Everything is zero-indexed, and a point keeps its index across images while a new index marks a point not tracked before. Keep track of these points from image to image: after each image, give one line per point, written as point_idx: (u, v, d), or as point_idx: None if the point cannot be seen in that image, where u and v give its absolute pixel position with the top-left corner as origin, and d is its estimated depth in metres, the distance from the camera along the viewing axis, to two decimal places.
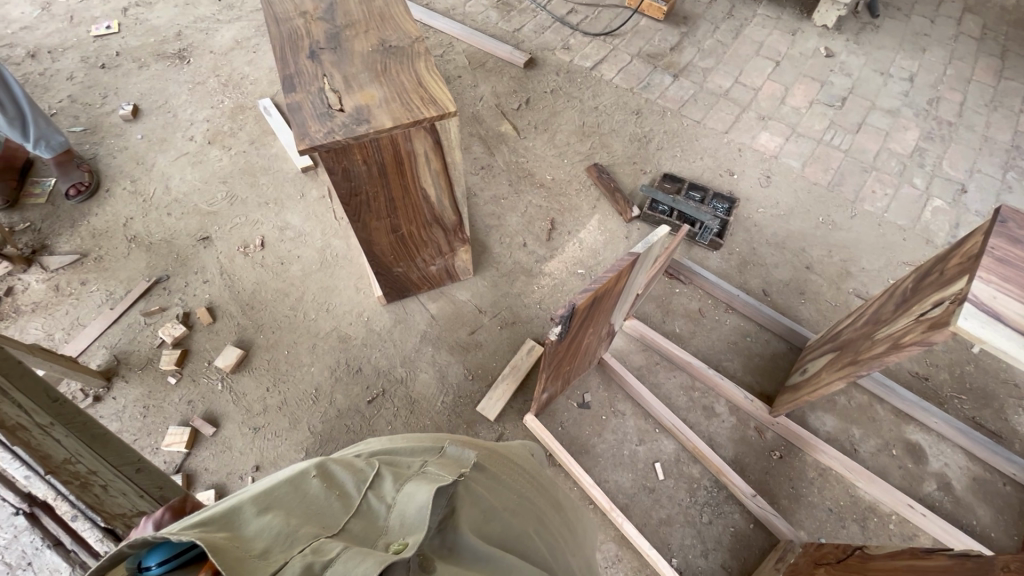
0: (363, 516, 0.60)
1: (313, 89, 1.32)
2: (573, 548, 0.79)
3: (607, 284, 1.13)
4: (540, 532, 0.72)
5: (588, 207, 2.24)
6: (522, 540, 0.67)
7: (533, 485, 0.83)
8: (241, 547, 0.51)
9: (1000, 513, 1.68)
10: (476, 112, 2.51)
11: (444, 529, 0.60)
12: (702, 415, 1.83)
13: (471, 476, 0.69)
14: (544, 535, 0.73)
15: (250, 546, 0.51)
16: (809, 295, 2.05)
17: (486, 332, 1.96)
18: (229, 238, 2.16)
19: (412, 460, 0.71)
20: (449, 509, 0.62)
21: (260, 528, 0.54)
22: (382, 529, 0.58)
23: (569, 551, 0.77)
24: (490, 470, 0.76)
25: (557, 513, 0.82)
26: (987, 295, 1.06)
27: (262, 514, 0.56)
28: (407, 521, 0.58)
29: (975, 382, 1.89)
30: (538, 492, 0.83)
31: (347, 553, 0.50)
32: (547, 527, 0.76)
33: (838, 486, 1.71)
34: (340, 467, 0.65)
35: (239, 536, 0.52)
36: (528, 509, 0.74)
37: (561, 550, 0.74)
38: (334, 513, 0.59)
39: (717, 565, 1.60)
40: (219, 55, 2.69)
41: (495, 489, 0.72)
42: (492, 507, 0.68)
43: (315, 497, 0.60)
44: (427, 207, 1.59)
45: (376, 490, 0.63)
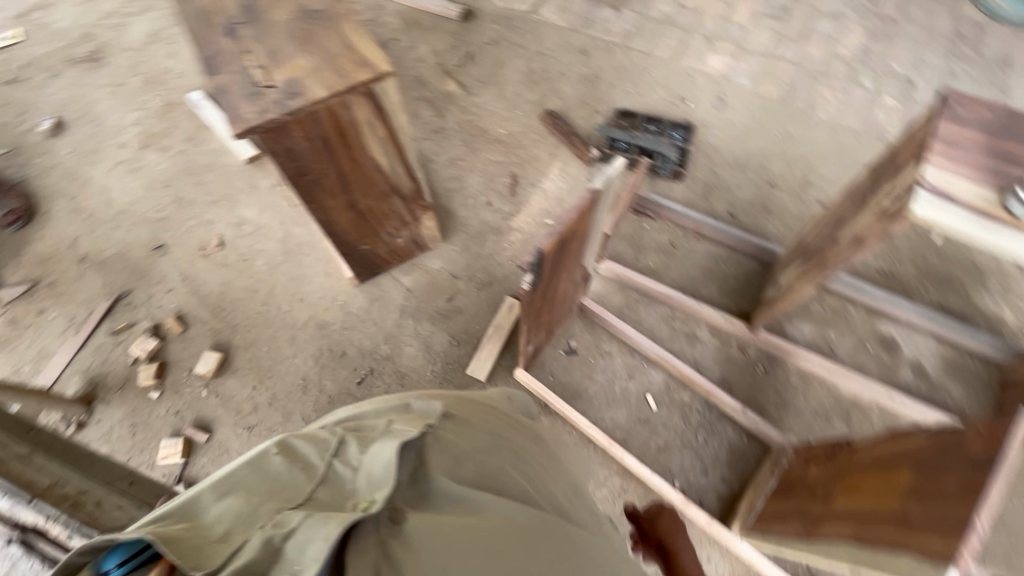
0: (329, 482, 0.61)
1: (237, 68, 1.25)
2: (556, 476, 0.80)
3: (571, 226, 1.13)
4: (517, 465, 0.74)
5: (548, 156, 2.21)
6: (497, 475, 0.70)
7: (508, 424, 0.84)
8: (200, 533, 0.53)
9: (971, 388, 1.78)
10: (420, 75, 2.42)
11: (416, 478, 0.65)
12: (685, 343, 1.88)
13: (439, 426, 0.72)
14: (522, 467, 0.75)
15: (209, 532, 0.53)
16: (774, 211, 2.08)
17: (464, 296, 1.95)
18: (185, 243, 2.08)
19: (378, 420, 0.72)
20: (417, 460, 0.66)
21: (219, 513, 0.56)
22: (350, 491, 0.60)
23: (551, 478, 0.78)
24: (459, 416, 0.77)
25: (536, 446, 0.83)
26: (939, 179, 1.08)
27: (222, 498, 0.57)
28: (374, 479, 0.61)
29: (938, 270, 1.96)
30: (514, 429, 0.83)
31: (310, 519, 0.53)
32: (525, 458, 0.77)
33: (821, 388, 1.79)
34: (301, 440, 0.66)
35: (198, 523, 0.54)
36: (503, 445, 0.76)
37: (542, 478, 0.75)
38: (298, 484, 0.60)
39: (717, 479, 1.68)
40: (136, 51, 2.52)
41: (466, 433, 0.74)
42: (463, 451, 0.70)
43: (276, 473, 0.61)
44: (381, 178, 1.54)
45: (341, 457, 0.64)
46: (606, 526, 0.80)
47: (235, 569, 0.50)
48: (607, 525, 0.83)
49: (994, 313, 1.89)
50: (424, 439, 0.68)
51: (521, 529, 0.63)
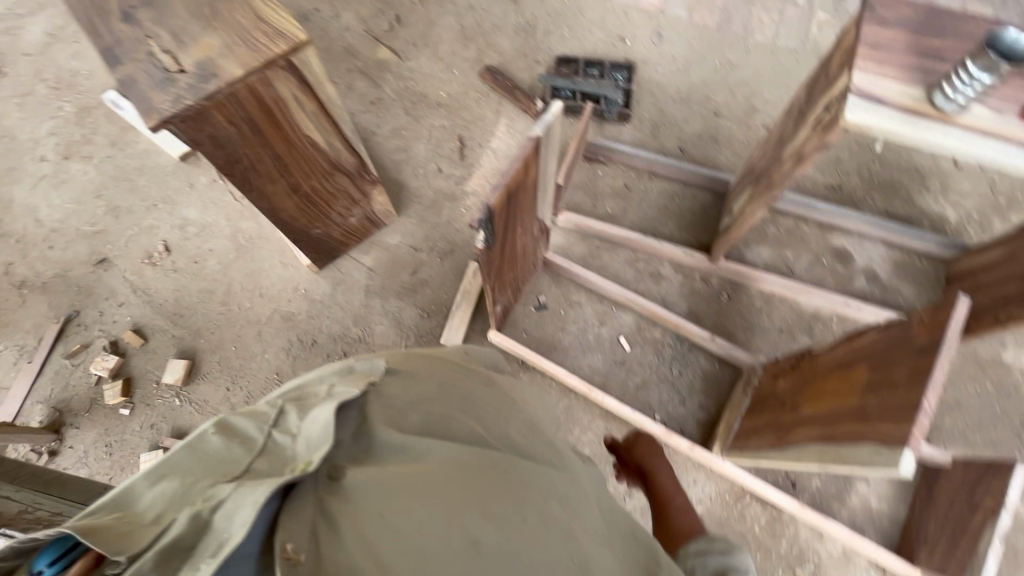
0: (269, 453, 0.60)
1: (142, 56, 1.16)
2: (514, 414, 0.79)
3: (517, 177, 1.11)
4: (468, 409, 0.74)
5: (493, 114, 2.16)
6: (446, 422, 0.70)
7: (462, 370, 0.82)
8: (131, 523, 0.50)
9: (921, 286, 1.87)
10: (349, 45, 2.30)
11: (360, 433, 0.66)
12: (651, 282, 1.91)
13: (383, 382, 0.72)
14: (473, 410, 0.74)
15: (141, 520, 0.51)
16: (722, 141, 2.09)
17: (428, 267, 1.93)
18: (129, 253, 1.99)
19: (319, 385, 0.70)
20: (358, 416, 0.67)
21: (153, 500, 0.53)
22: (290, 457, 0.59)
23: (508, 418, 0.77)
24: (406, 369, 0.76)
25: (491, 389, 0.82)
26: (867, 82, 1.10)
27: (156, 483, 0.54)
28: (313, 442, 0.60)
29: (882, 178, 2.02)
30: (469, 374, 0.82)
31: (240, 489, 0.53)
32: (478, 402, 0.77)
33: (783, 306, 1.85)
34: (239, 416, 0.63)
35: (131, 513, 0.51)
36: (453, 391, 0.75)
37: (497, 418, 0.75)
38: (235, 459, 0.58)
39: (696, 407, 1.74)
40: (36, 54, 2.32)
41: (413, 385, 0.73)
42: (409, 403, 0.70)
43: (214, 452, 0.59)
44: (320, 155, 1.49)
45: (280, 426, 0.62)
46: (572, 457, 0.79)
47: (162, 546, 0.49)
48: (575, 455, 0.82)
49: (936, 212, 1.97)
50: (365, 396, 0.68)
51: (463, 472, 0.65)
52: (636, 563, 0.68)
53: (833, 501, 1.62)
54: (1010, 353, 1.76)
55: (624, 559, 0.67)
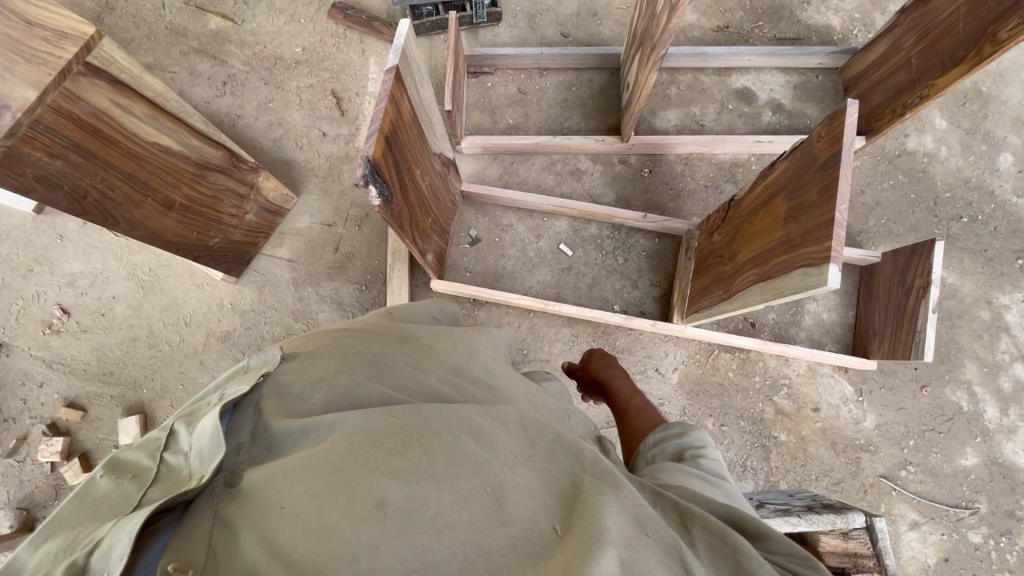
0: (163, 478, 0.54)
1: None
2: (436, 364, 0.71)
3: (388, 117, 1.01)
4: (377, 373, 0.65)
5: (359, 55, 1.97)
6: (354, 392, 0.62)
7: (372, 333, 0.72)
8: None
9: (823, 103, 1.90)
10: (172, 24, 2.01)
11: (258, 431, 0.57)
12: (573, 181, 1.87)
13: (278, 371, 0.64)
14: (384, 374, 0.66)
15: None
16: (602, 13, 1.98)
17: (349, 239, 1.83)
18: (26, 329, 1.80)
19: (211, 394, 0.63)
20: (253, 415, 0.58)
21: (39, 561, 0.47)
22: (185, 476, 0.53)
23: (428, 369, 0.69)
24: (305, 350, 0.68)
25: (407, 344, 0.73)
26: None
27: (43, 543, 0.49)
28: (204, 453, 0.53)
29: (764, 4, 1.98)
30: (381, 336, 0.73)
31: (118, 523, 0.46)
32: (390, 363, 0.68)
33: (703, 163, 1.86)
34: (129, 449, 0.57)
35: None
36: (359, 359, 0.67)
37: (416, 374, 0.67)
38: (127, 496, 0.53)
39: (649, 286, 1.78)
40: None
41: (313, 365, 0.65)
42: (309, 383, 0.62)
43: (104, 496, 0.53)
44: (179, 160, 1.33)
45: (172, 447, 0.56)
46: (502, 389, 0.72)
47: None
48: (516, 389, 0.75)
49: (821, 24, 1.96)
50: (259, 391, 0.61)
51: (370, 437, 0.56)
52: (566, 471, 0.58)
53: (791, 327, 1.73)
54: (913, 140, 1.84)
55: (553, 471, 0.58)
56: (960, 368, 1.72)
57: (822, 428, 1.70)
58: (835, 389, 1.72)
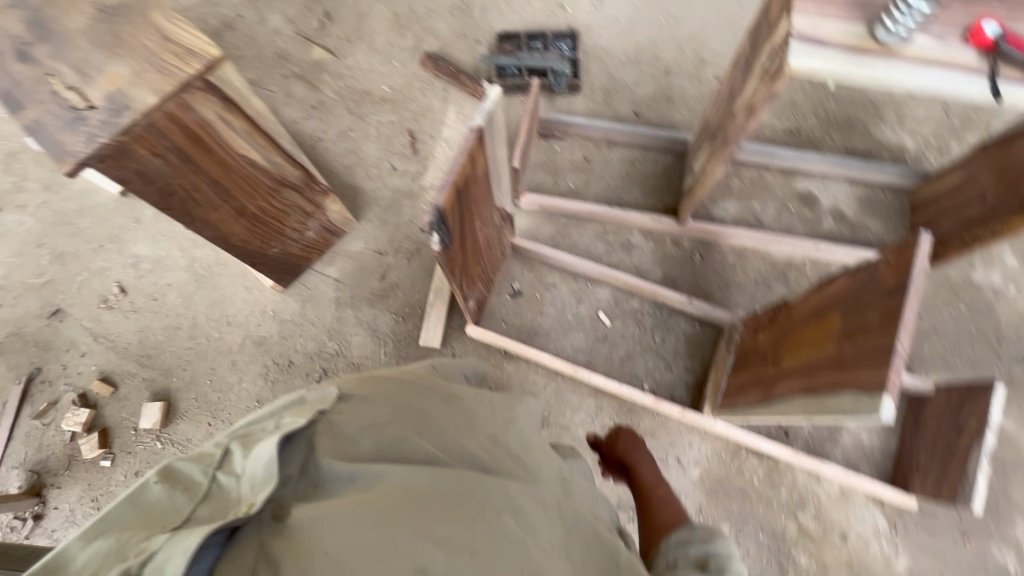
0: (213, 499, 0.54)
1: (46, 97, 1.08)
2: (478, 430, 0.71)
3: (463, 171, 1.06)
4: (424, 429, 0.66)
5: (440, 102, 2.09)
6: (400, 444, 0.62)
7: (422, 388, 0.74)
8: None
9: (888, 219, 1.87)
10: (280, 49, 2.20)
11: (307, 467, 0.58)
12: (622, 253, 1.89)
13: (333, 410, 0.65)
14: (430, 430, 0.66)
15: None
16: (676, 98, 2.06)
17: (396, 270, 1.88)
18: (83, 300, 1.90)
19: (268, 419, 0.64)
20: (306, 449, 0.59)
21: (90, 557, 0.49)
22: (234, 501, 0.54)
23: (470, 433, 0.69)
24: (360, 393, 0.69)
25: (453, 406, 0.73)
26: (809, 25, 1.08)
27: (92, 541, 0.50)
28: (256, 481, 0.54)
29: (839, 115, 2.01)
30: (427, 392, 0.74)
31: (174, 536, 0.47)
32: (437, 420, 0.68)
33: (756, 258, 1.85)
34: (183, 461, 0.58)
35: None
36: (408, 411, 0.67)
37: (458, 436, 0.67)
38: (177, 508, 0.54)
39: (682, 371, 1.75)
40: None
41: (366, 410, 0.66)
42: (360, 428, 0.63)
43: (156, 502, 0.54)
44: (260, 173, 1.41)
45: (225, 467, 0.57)
46: (539, 465, 0.71)
47: None
48: (551, 466, 0.74)
49: (895, 142, 1.97)
50: (313, 427, 0.62)
51: (416, 496, 0.56)
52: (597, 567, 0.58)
53: (826, 443, 1.65)
54: (979, 273, 1.79)
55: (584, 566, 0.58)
56: (1010, 525, 1.58)
57: (847, 559, 1.58)
58: (867, 519, 1.60)
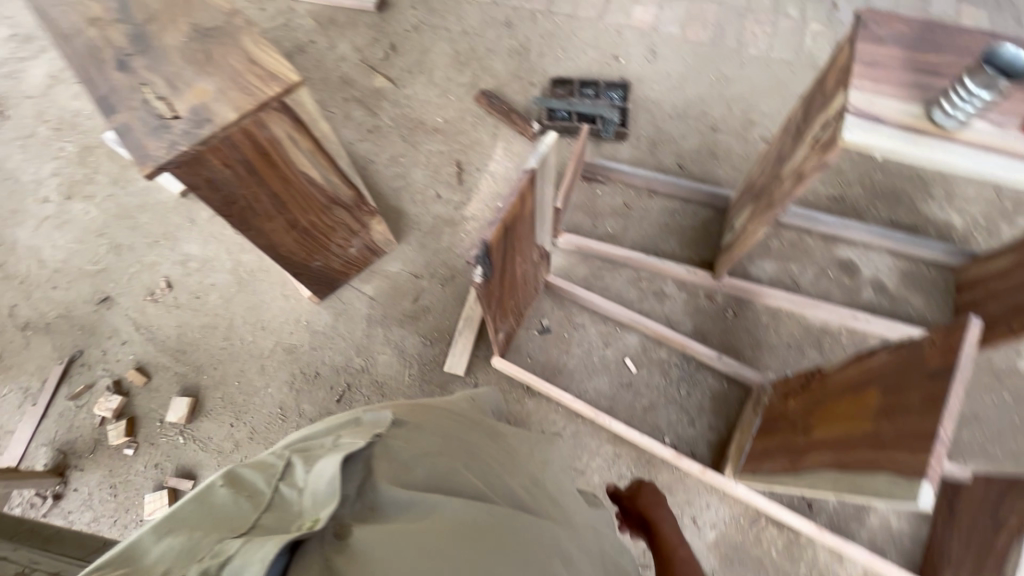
0: (276, 508, 0.57)
1: (137, 103, 1.18)
2: (516, 470, 0.74)
3: (513, 210, 1.10)
4: (471, 463, 0.69)
5: (489, 137, 2.17)
6: (450, 477, 0.65)
7: (465, 424, 0.79)
8: None
9: (931, 296, 1.83)
10: (344, 75, 2.33)
11: (364, 488, 0.60)
12: (654, 301, 1.89)
13: (389, 434, 0.67)
14: (476, 466, 0.70)
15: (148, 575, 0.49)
16: (721, 155, 2.09)
17: (429, 294, 1.92)
18: (131, 291, 1.99)
19: (326, 438, 0.68)
20: (363, 470, 0.61)
21: (161, 553, 0.51)
22: (297, 513, 0.56)
23: (510, 473, 0.73)
24: (412, 421, 0.72)
25: (493, 444, 0.77)
26: (866, 101, 1.10)
27: (164, 537, 0.53)
28: (319, 497, 0.56)
29: (885, 187, 2.01)
30: (469, 430, 0.78)
31: (250, 542, 0.49)
32: (481, 457, 0.72)
33: (790, 321, 1.83)
34: (247, 469, 0.61)
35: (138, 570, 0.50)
36: (455, 445, 0.71)
37: (500, 475, 0.71)
38: (243, 513, 0.56)
39: (706, 428, 1.71)
40: (40, 98, 2.37)
41: (418, 439, 0.69)
42: (413, 456, 0.66)
43: (222, 506, 0.57)
44: (317, 190, 1.48)
45: (287, 479, 0.60)
46: (572, 511, 0.75)
47: None
48: (581, 512, 0.77)
49: (942, 219, 1.95)
50: (371, 449, 0.64)
51: (469, 530, 0.58)
52: None
53: (851, 522, 1.59)
54: None
55: None
56: None
57: None
58: None
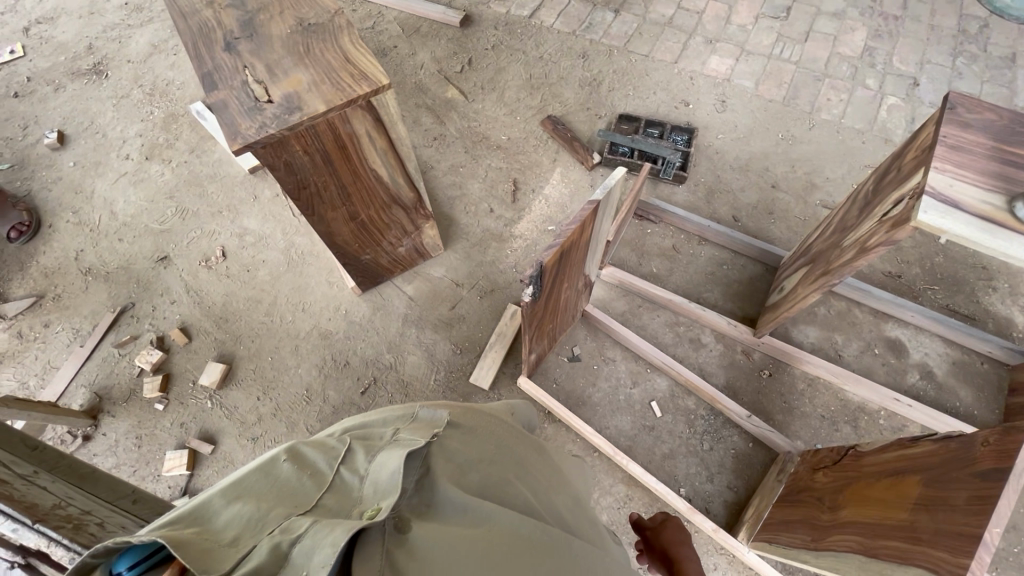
0: (337, 490, 0.60)
1: (237, 84, 1.25)
2: (560, 491, 0.76)
3: (572, 237, 1.12)
4: (522, 477, 0.71)
5: (549, 161, 2.21)
6: (502, 486, 0.67)
7: (516, 435, 0.81)
8: (211, 537, 0.51)
9: (981, 392, 1.75)
10: (419, 82, 2.42)
11: (422, 485, 0.62)
12: (689, 348, 1.86)
13: (445, 434, 0.70)
14: (527, 481, 0.71)
15: (219, 536, 0.51)
16: (778, 214, 2.07)
17: (467, 304, 1.94)
18: (188, 254, 2.09)
19: (384, 429, 0.70)
20: (421, 468, 0.63)
21: (230, 518, 0.54)
22: (357, 499, 0.58)
23: (554, 491, 0.75)
24: (466, 425, 0.74)
25: (540, 459, 0.79)
26: (944, 184, 1.09)
27: (232, 502, 0.56)
28: (380, 487, 0.58)
29: (945, 271, 1.95)
30: (519, 440, 0.80)
31: (320, 526, 0.50)
32: (531, 473, 0.74)
33: (827, 392, 1.77)
34: (310, 447, 0.65)
35: (208, 530, 0.52)
36: (507, 456, 0.73)
37: (546, 492, 0.73)
38: (306, 491, 0.59)
39: (724, 487, 1.67)
40: (140, 63, 2.54)
41: (472, 444, 0.71)
42: (469, 460, 0.68)
43: (287, 480, 0.60)
44: (382, 187, 1.54)
45: (348, 464, 0.63)
46: (610, 546, 0.76)
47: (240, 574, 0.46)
48: (614, 549, 0.78)
49: (1003, 314, 1.87)
50: (429, 447, 0.66)
51: (522, 545, 0.60)
52: None
53: None
54: None
55: None
56: None
57: None
58: None
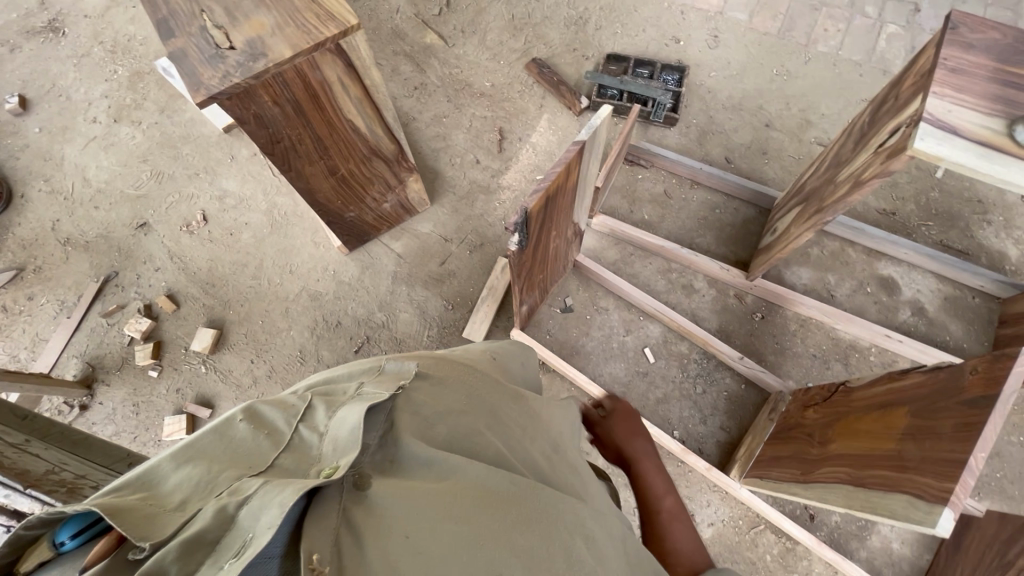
0: (295, 448, 0.59)
1: (195, 30, 1.17)
2: (538, 439, 0.76)
3: (558, 181, 1.07)
4: (494, 427, 0.71)
5: (536, 108, 2.12)
6: (471, 438, 0.67)
7: (493, 383, 0.80)
8: (157, 503, 0.49)
9: (971, 325, 1.77)
10: (396, 27, 2.29)
11: (386, 440, 0.62)
12: (682, 294, 1.85)
13: (412, 387, 0.69)
14: (500, 432, 0.71)
15: (166, 501, 0.50)
16: (771, 154, 2.01)
17: (457, 259, 1.91)
18: (168, 219, 2.03)
19: (349, 384, 0.69)
20: (386, 423, 0.63)
21: (179, 482, 0.52)
22: (315, 457, 0.57)
23: (531, 440, 0.75)
24: (436, 376, 0.73)
25: (518, 408, 0.78)
26: (942, 110, 1.04)
27: (183, 466, 0.54)
28: (339, 444, 0.57)
29: (940, 207, 1.92)
30: (495, 389, 0.79)
31: (268, 486, 0.49)
32: (505, 423, 0.73)
33: (819, 332, 1.78)
34: (268, 406, 0.63)
35: (155, 494, 0.51)
36: (481, 406, 0.72)
37: (520, 441, 0.72)
38: (261, 452, 0.58)
39: (717, 428, 1.70)
40: (98, 18, 2.39)
41: (442, 396, 0.70)
42: (436, 413, 0.67)
43: (242, 440, 0.58)
44: (359, 140, 1.48)
45: (307, 420, 0.61)
46: (593, 489, 0.77)
47: (183, 539, 0.45)
48: (598, 493, 0.78)
49: (997, 248, 1.86)
50: (394, 400, 0.65)
51: (487, 497, 0.60)
52: None
53: (851, 539, 1.58)
54: None
55: None
56: None
57: None
58: None
